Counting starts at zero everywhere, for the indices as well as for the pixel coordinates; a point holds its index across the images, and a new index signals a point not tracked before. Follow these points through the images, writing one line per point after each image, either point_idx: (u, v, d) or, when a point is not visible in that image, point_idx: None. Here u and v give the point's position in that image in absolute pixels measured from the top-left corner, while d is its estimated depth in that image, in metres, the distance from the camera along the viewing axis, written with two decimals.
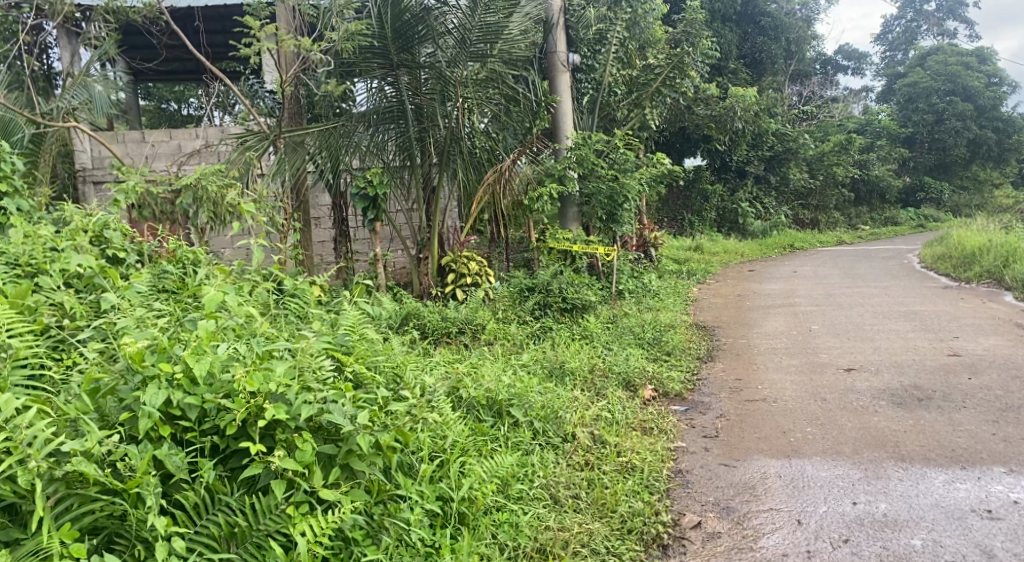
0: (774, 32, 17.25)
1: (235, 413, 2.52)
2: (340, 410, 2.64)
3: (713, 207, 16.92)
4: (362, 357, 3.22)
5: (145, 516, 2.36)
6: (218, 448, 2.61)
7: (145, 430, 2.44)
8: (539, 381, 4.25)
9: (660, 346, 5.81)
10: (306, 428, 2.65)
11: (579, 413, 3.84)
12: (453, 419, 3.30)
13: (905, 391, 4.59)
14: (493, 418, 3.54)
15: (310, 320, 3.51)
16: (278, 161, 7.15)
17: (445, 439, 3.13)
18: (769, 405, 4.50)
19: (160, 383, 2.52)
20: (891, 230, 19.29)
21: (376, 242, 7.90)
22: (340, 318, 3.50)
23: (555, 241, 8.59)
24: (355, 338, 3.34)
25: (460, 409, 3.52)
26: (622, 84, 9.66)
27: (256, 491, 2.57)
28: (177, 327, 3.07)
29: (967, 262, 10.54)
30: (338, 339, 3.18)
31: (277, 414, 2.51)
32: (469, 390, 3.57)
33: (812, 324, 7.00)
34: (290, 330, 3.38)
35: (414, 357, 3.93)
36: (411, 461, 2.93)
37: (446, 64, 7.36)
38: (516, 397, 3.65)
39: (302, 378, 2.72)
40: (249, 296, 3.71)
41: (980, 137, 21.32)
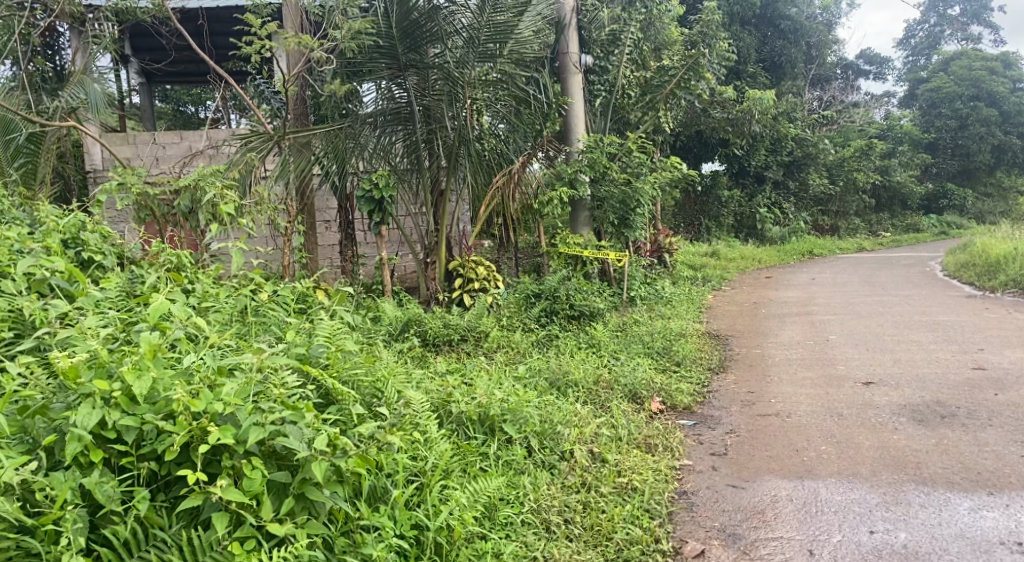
0: (794, 35, 16.98)
1: (176, 436, 2.40)
2: (296, 433, 2.50)
3: (730, 212, 16.65)
4: (337, 371, 3.09)
5: (60, 555, 2.22)
6: (157, 476, 2.48)
7: (72, 455, 2.31)
8: (538, 394, 4.06)
9: (670, 356, 5.60)
10: (258, 453, 2.52)
11: (577, 429, 3.65)
12: (436, 438, 3.13)
13: (927, 407, 4.34)
14: (483, 435, 3.36)
15: (283, 332, 3.37)
16: (280, 163, 6.96)
17: (425, 461, 2.97)
18: (782, 420, 4.28)
19: (94, 402, 2.41)
20: (913, 237, 18.91)
21: (382, 246, 7.67)
22: (316, 328, 3.33)
23: (564, 246, 8.38)
24: (335, 349, 3.20)
25: (448, 426, 3.36)
26: (635, 86, 9.44)
27: (197, 525, 2.43)
28: (123, 340, 2.93)
29: (991, 270, 10.22)
30: (309, 353, 3.06)
31: (222, 437, 2.38)
32: (458, 405, 3.40)
33: (829, 334, 6.76)
34: (260, 342, 3.25)
35: (402, 369, 3.76)
36: (384, 486, 2.78)
37: (454, 64, 7.17)
38: (509, 411, 3.46)
39: (255, 399, 2.59)
40: (223, 302, 3.61)
41: (1005, 143, 20.88)
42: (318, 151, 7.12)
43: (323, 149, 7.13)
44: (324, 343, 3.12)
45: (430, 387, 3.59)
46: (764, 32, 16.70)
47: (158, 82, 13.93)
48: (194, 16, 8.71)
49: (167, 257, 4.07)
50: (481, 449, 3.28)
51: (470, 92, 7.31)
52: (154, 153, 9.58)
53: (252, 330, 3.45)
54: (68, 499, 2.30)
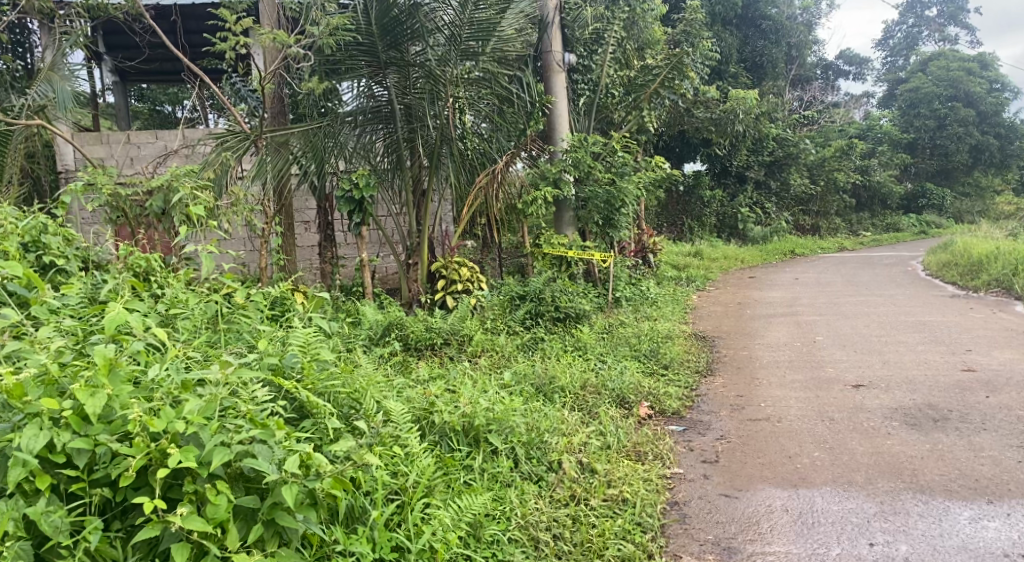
0: (775, 35, 17.00)
1: (133, 459, 2.30)
2: (266, 454, 2.39)
3: (713, 213, 16.63)
4: (312, 382, 2.95)
5: None
6: (111, 504, 2.38)
7: (17, 481, 2.23)
8: (523, 400, 3.94)
9: (657, 359, 5.49)
10: (224, 475, 2.41)
11: (565, 437, 3.53)
12: (418, 452, 2.99)
13: (919, 410, 4.27)
14: (468, 447, 3.22)
15: (254, 341, 3.24)
16: (257, 162, 6.78)
17: (406, 477, 2.84)
18: (773, 424, 4.19)
19: (41, 423, 2.33)
20: (893, 236, 19.02)
21: (363, 246, 7.49)
22: (290, 336, 3.19)
23: (549, 247, 8.27)
24: (310, 359, 3.07)
25: (430, 437, 3.21)
26: (619, 84, 9.33)
27: (155, 555, 2.32)
28: (77, 352, 2.78)
29: (974, 270, 10.23)
30: (281, 364, 2.94)
31: (183, 460, 2.29)
32: (442, 415, 3.26)
33: (816, 335, 6.69)
34: (229, 351, 3.12)
35: (383, 377, 3.61)
36: (362, 506, 2.65)
37: (435, 61, 7.02)
38: (495, 421, 3.33)
39: (218, 417, 2.49)
40: (189, 308, 3.45)
41: (982, 143, 21.07)
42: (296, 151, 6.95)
43: (303, 148, 6.95)
44: (297, 353, 3.00)
45: (411, 396, 3.44)
46: (746, 32, 16.69)
47: (132, 81, 13.66)
48: (167, 12, 8.51)
49: (135, 261, 3.90)
50: (464, 462, 3.14)
51: (452, 91, 7.16)
52: (129, 154, 9.37)
53: (222, 338, 3.32)
54: (11, 530, 2.20)
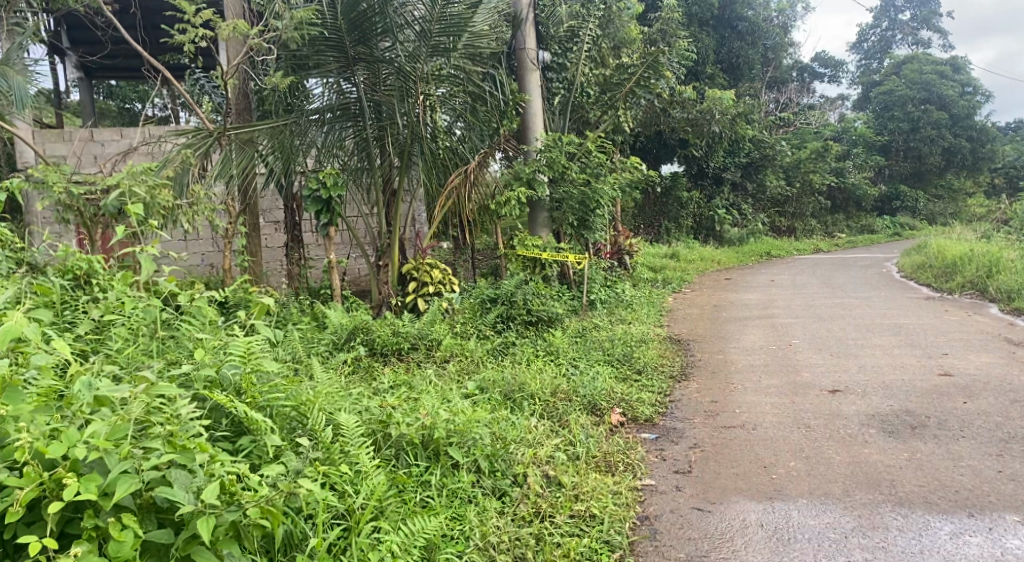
0: (751, 37, 17.00)
1: (27, 490, 2.17)
2: (181, 482, 2.27)
3: (690, 214, 16.56)
4: (251, 396, 2.82)
5: None
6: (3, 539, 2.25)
7: None
8: (490, 409, 3.78)
9: (631, 364, 5.36)
10: (133, 506, 2.28)
11: (531, 449, 3.38)
12: (370, 469, 2.82)
13: (895, 416, 4.18)
14: (426, 462, 3.04)
15: (192, 348, 3.08)
16: (220, 160, 6.58)
17: (354, 497, 2.68)
18: (748, 432, 4.08)
19: None
20: (868, 238, 19.11)
21: (331, 248, 7.29)
22: (229, 345, 3.03)
23: (523, 248, 8.10)
24: (250, 369, 2.92)
25: (386, 452, 3.04)
26: (595, 83, 9.20)
27: None
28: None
29: (948, 272, 10.24)
30: (216, 377, 2.79)
31: (83, 491, 2.16)
32: (399, 427, 3.08)
33: (792, 339, 6.59)
34: (161, 364, 2.96)
35: (337, 388, 3.44)
36: (301, 531, 2.50)
37: (405, 57, 6.86)
38: (456, 433, 3.16)
39: (130, 441, 2.35)
40: (124, 316, 3.26)
41: (955, 145, 21.25)
42: (263, 151, 6.78)
43: (270, 147, 6.79)
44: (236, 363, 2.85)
45: (367, 408, 3.27)
46: (722, 34, 16.64)
47: (98, 77, 13.35)
48: (129, 5, 8.25)
49: (74, 262, 3.68)
50: (419, 478, 2.98)
51: (422, 87, 7.01)
52: (93, 152, 9.13)
53: (159, 347, 3.15)
54: None
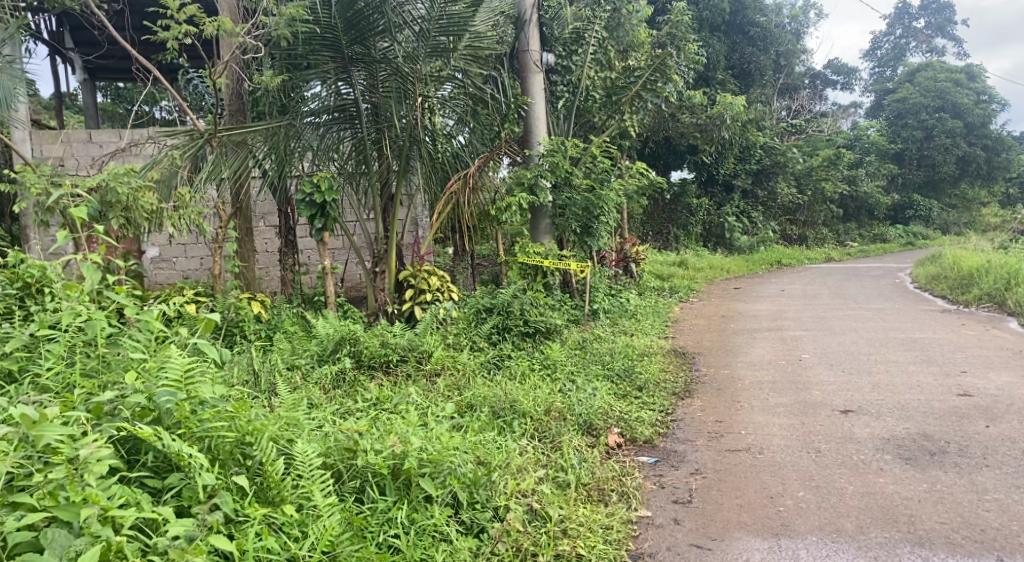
0: (763, 42, 16.74)
1: None
2: (56, 545, 2.14)
3: (699, 221, 16.28)
4: (184, 426, 2.62)
5: None
6: None
7: None
8: (475, 432, 3.54)
9: (631, 380, 5.10)
10: None
11: (513, 478, 3.12)
12: (325, 510, 2.58)
13: (913, 441, 3.91)
14: (395, 496, 2.79)
15: (130, 368, 2.88)
16: (209, 163, 6.32)
17: (300, 544, 2.46)
18: (753, 457, 3.82)
19: None
20: (880, 247, 18.76)
21: (325, 254, 7.06)
22: (170, 365, 2.81)
23: (525, 255, 7.81)
24: (189, 396, 2.72)
25: (352, 485, 2.80)
26: (600, 88, 8.87)
27: None
28: None
29: (964, 283, 9.92)
30: (149, 402, 2.61)
31: None
32: (366, 457, 2.83)
33: (802, 353, 6.31)
34: (96, 385, 2.76)
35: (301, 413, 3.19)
36: None
37: (404, 59, 6.63)
38: (428, 463, 2.88)
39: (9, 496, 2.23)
40: (69, 328, 3.05)
41: (969, 154, 20.88)
42: (260, 157, 6.51)
43: (269, 154, 6.52)
44: (170, 388, 2.66)
45: (337, 433, 3.02)
46: (734, 39, 16.48)
47: (103, 78, 13.21)
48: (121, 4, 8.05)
49: (26, 270, 3.45)
50: (383, 515, 2.73)
51: (421, 89, 6.76)
52: (92, 153, 8.96)
53: (101, 366, 2.95)
54: None
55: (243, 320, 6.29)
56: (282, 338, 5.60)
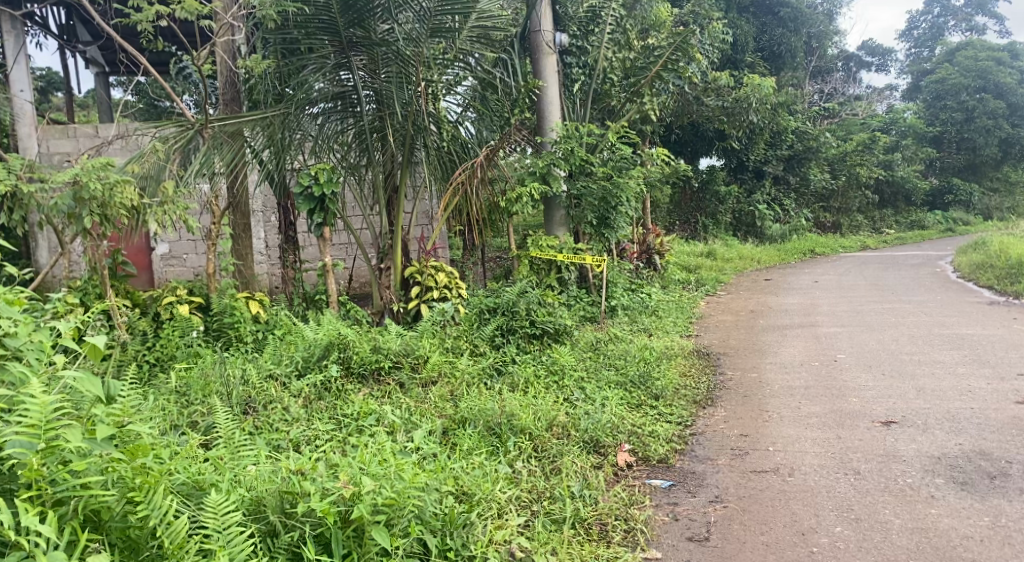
0: (793, 24, 15.96)
1: None
2: None
3: (728, 210, 15.68)
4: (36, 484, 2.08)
5: None
6: None
7: None
8: (460, 459, 3.16)
9: (647, 388, 4.62)
10: None
11: (493, 522, 2.76)
12: None
13: (967, 461, 3.43)
14: (344, 551, 2.37)
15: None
16: (199, 157, 5.93)
17: None
18: (782, 480, 3.36)
19: None
20: (919, 235, 17.96)
21: (326, 249, 6.67)
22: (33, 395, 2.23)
23: (538, 249, 7.34)
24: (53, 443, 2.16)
25: (285, 539, 2.39)
26: (617, 69, 8.26)
27: None
28: None
29: (1012, 273, 9.25)
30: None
31: None
32: (309, 501, 2.42)
33: (837, 353, 5.78)
34: None
35: (230, 464, 2.80)
36: None
37: (405, 41, 6.18)
38: (384, 508, 2.44)
39: None
40: None
41: (1012, 136, 19.90)
42: (257, 147, 6.19)
43: (265, 144, 6.21)
44: (25, 437, 2.11)
45: (283, 474, 2.64)
46: (762, 20, 15.72)
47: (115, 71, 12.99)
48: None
49: None
50: None
51: (423, 73, 6.33)
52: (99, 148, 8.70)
53: None
54: None
55: (238, 322, 5.98)
56: (271, 343, 5.24)
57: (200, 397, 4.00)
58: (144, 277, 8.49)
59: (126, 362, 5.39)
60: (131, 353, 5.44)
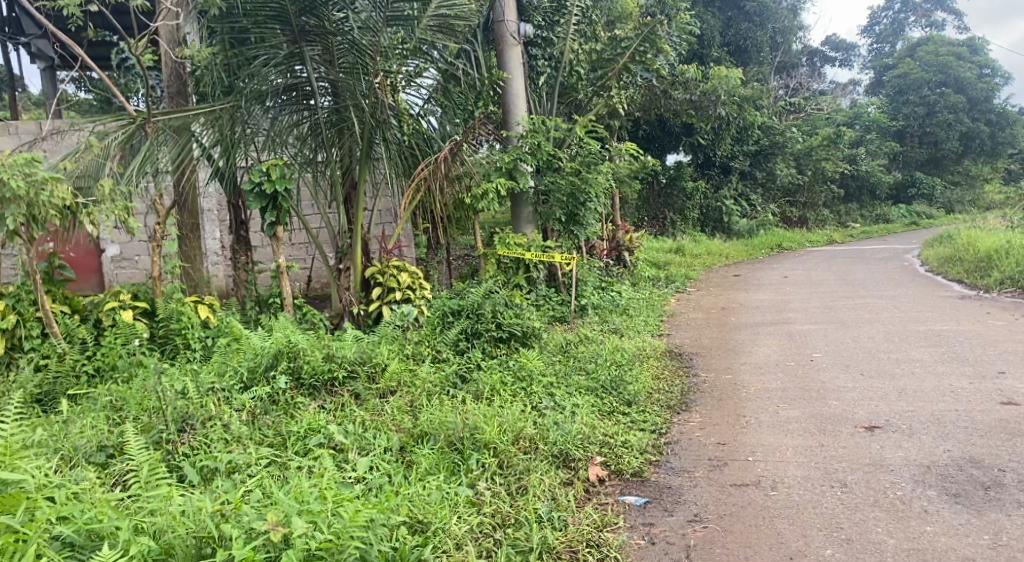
0: (759, 18, 15.91)
1: None
2: None
3: (696, 205, 15.55)
4: None
5: None
6: None
7: None
8: (416, 484, 2.89)
9: (619, 392, 4.37)
10: None
11: (449, 556, 2.52)
12: None
13: (958, 470, 3.24)
14: None
15: None
16: (142, 153, 5.56)
17: None
18: (765, 493, 3.15)
19: None
20: (884, 228, 18.05)
21: (280, 250, 6.29)
22: None
23: (505, 247, 7.06)
24: None
25: None
26: (584, 61, 8.04)
27: None
28: None
29: (981, 267, 9.20)
30: None
31: None
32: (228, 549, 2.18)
33: (813, 352, 5.59)
34: None
35: (144, 506, 2.57)
36: None
37: (360, 30, 5.85)
38: (320, 553, 2.25)
39: None
40: None
41: (973, 130, 20.12)
42: (204, 143, 5.80)
43: (211, 139, 5.81)
44: None
45: (204, 516, 2.41)
46: (728, 14, 15.60)
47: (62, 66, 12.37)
48: None
49: None
50: None
51: (381, 64, 6.02)
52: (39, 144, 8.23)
53: None
54: None
55: (185, 327, 5.60)
56: (217, 352, 4.90)
57: (135, 415, 3.66)
58: (95, 280, 8.09)
59: (62, 374, 5.06)
60: (68, 363, 5.10)
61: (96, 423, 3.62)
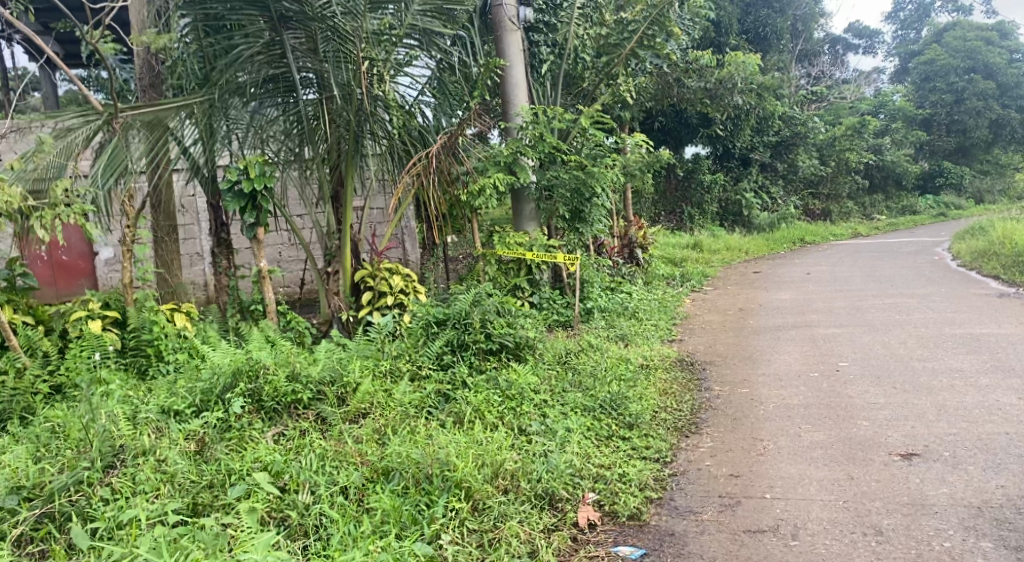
0: (779, 4, 15.23)
1: None
2: None
3: (715, 199, 14.97)
4: None
5: None
6: None
7: None
8: (366, 549, 2.54)
9: (621, 413, 3.87)
10: None
11: None
12: None
13: (1016, 513, 2.73)
14: None
15: None
16: (109, 152, 5.00)
17: None
18: (784, 543, 2.67)
19: None
20: (911, 221, 17.32)
21: (261, 252, 5.78)
22: None
23: (504, 247, 6.55)
24: None
25: None
26: (591, 46, 7.46)
27: None
28: None
29: (1019, 263, 8.56)
30: None
31: None
32: None
33: (838, 360, 5.06)
34: None
35: None
36: None
37: (343, 15, 5.15)
38: None
39: None
40: None
41: (1003, 117, 19.26)
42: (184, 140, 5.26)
43: (195, 135, 5.32)
44: None
45: None
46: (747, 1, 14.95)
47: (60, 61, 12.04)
48: None
49: None
50: None
51: (365, 50, 5.32)
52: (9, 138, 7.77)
53: None
54: None
55: (157, 338, 5.14)
56: (176, 371, 4.45)
57: (62, 449, 3.21)
58: (90, 283, 7.62)
59: (19, 391, 4.51)
60: (27, 380, 4.57)
61: (15, 458, 3.18)
